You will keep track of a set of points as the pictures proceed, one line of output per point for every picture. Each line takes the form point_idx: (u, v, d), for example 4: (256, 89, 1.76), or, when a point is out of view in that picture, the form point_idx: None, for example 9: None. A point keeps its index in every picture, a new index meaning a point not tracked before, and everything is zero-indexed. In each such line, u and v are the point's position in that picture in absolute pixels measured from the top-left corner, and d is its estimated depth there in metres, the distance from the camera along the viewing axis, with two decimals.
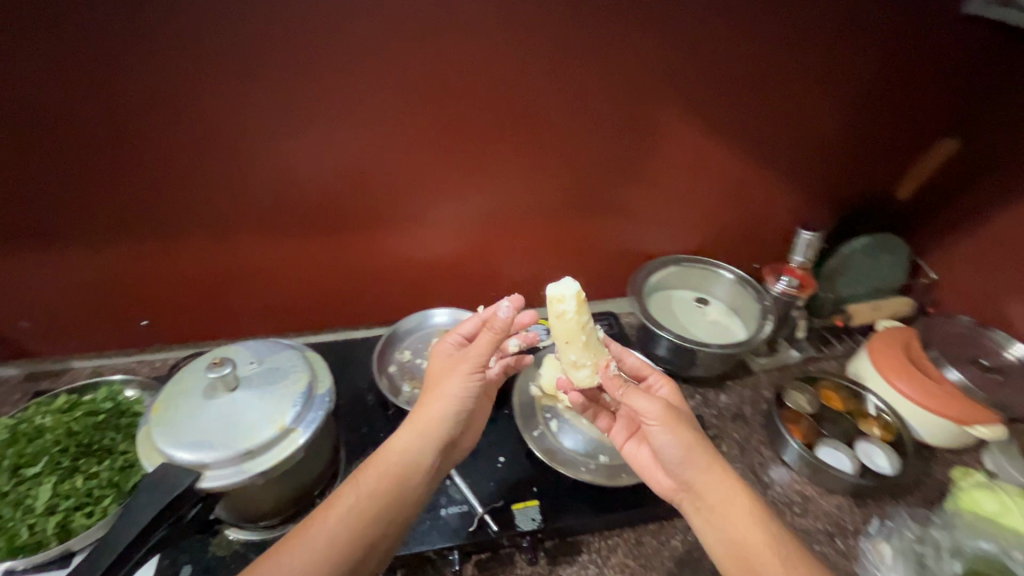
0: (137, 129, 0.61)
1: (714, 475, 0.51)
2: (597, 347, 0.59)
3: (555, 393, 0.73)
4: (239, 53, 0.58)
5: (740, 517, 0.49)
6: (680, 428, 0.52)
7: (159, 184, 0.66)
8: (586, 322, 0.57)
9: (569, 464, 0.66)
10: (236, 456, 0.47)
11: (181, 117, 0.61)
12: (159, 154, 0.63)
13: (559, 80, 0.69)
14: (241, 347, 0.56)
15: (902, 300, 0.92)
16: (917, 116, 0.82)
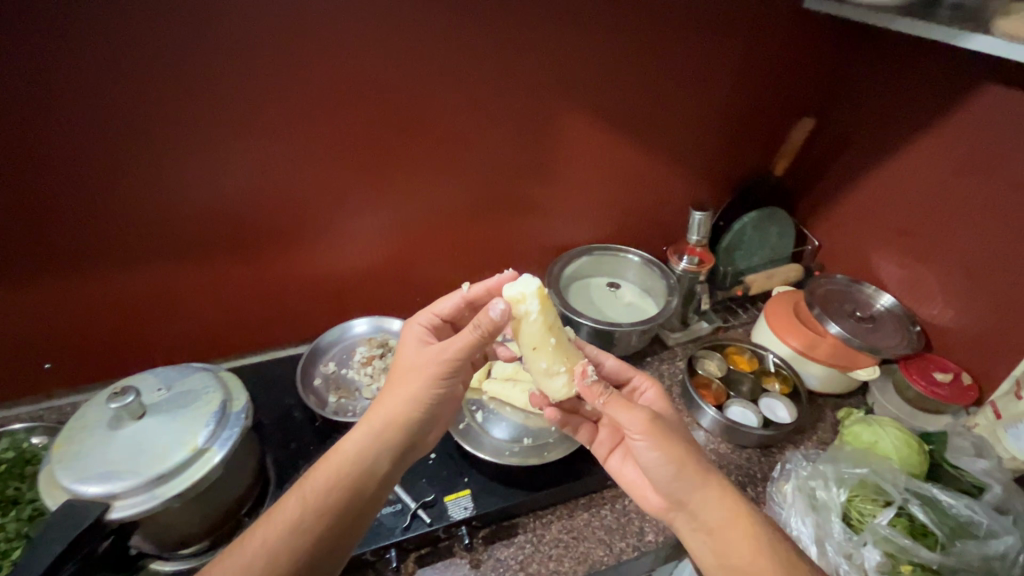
0: (14, 163, 0.59)
1: (706, 491, 0.51)
2: (568, 348, 0.63)
3: (480, 386, 0.76)
4: (118, 80, 0.58)
5: (738, 534, 0.49)
6: (668, 443, 0.53)
7: (47, 219, 0.64)
8: (551, 321, 0.61)
9: (495, 450, 0.69)
10: (148, 482, 0.47)
11: (63, 147, 0.60)
12: (42, 186, 0.61)
13: (451, 88, 0.72)
14: (148, 375, 0.55)
15: (792, 267, 1.00)
16: (783, 101, 0.92)
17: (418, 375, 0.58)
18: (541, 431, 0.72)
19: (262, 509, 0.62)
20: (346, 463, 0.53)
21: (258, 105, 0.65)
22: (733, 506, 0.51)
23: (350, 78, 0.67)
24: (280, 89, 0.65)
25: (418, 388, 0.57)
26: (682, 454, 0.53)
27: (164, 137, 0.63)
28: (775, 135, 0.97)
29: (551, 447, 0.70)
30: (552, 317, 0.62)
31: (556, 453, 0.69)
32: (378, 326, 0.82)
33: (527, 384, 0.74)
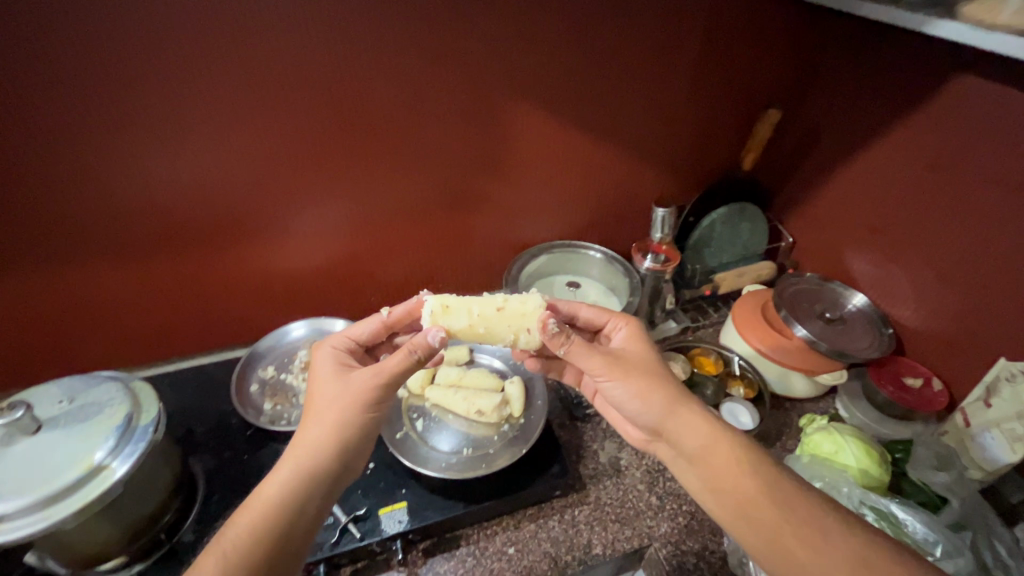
0: None
1: (673, 413, 0.52)
2: (507, 307, 0.60)
3: (422, 392, 0.73)
4: (17, 74, 0.54)
5: (716, 453, 0.49)
6: (632, 377, 0.54)
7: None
8: (466, 307, 0.59)
9: (432, 462, 0.66)
10: (34, 503, 0.44)
11: None
12: None
13: (391, 82, 0.68)
14: (52, 387, 0.52)
15: (764, 264, 0.97)
16: (753, 93, 0.88)
17: (345, 402, 0.51)
18: (484, 440, 0.69)
19: (184, 525, 0.59)
20: (277, 498, 0.45)
21: (178, 101, 0.61)
22: (709, 427, 0.51)
23: (279, 71, 0.63)
24: (201, 83, 0.60)
25: (348, 418, 0.50)
26: (646, 382, 0.53)
27: (73, 136, 0.59)
28: (746, 129, 0.92)
29: (491, 458, 0.67)
30: (464, 304, 0.60)
31: (497, 464, 0.66)
32: (318, 328, 0.79)
33: (468, 392, 0.70)
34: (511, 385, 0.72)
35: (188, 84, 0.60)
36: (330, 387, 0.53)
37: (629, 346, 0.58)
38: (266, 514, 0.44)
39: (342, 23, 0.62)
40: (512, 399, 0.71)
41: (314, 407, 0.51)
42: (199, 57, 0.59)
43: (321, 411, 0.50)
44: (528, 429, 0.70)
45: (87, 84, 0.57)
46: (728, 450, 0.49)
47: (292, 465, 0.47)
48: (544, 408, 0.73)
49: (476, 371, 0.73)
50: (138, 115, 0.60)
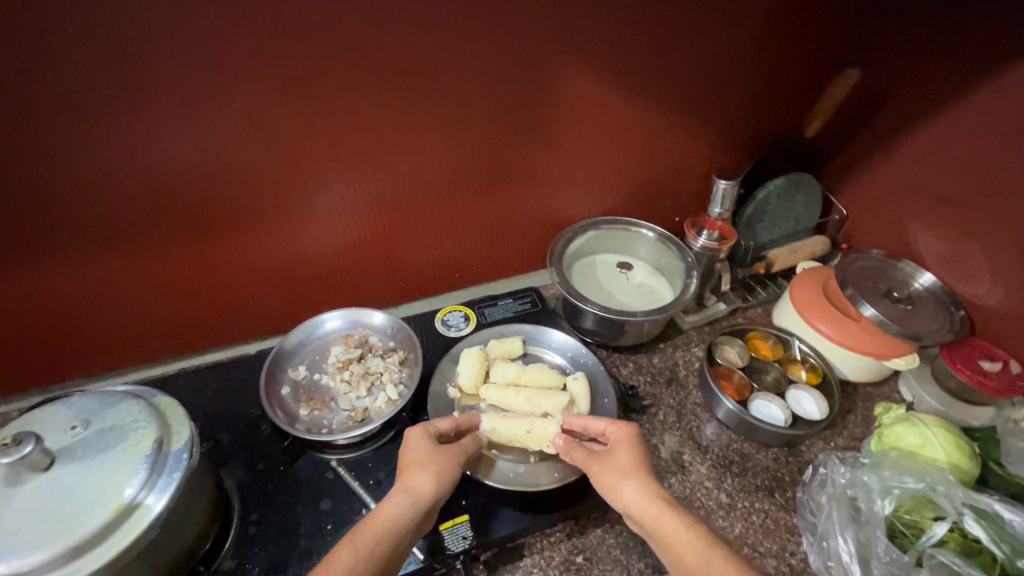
0: None
1: (641, 508, 0.49)
2: (535, 430, 0.59)
3: (476, 392, 0.65)
4: None
5: (682, 549, 0.46)
6: (604, 471, 0.53)
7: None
8: (505, 426, 0.59)
9: (498, 473, 0.60)
10: (57, 556, 0.37)
11: None
12: None
13: (428, 35, 0.57)
14: (61, 409, 0.44)
15: (819, 240, 0.91)
16: (818, 49, 0.79)
17: (449, 454, 0.54)
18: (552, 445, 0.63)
19: (224, 549, 0.53)
20: (388, 522, 0.47)
21: (175, 59, 0.50)
22: (678, 521, 0.47)
23: (292, 16, 0.51)
24: (198, 34, 0.49)
25: (448, 469, 0.53)
26: (619, 482, 0.51)
27: (50, 106, 0.49)
28: (805, 90, 0.84)
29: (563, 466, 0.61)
30: (503, 419, 0.60)
31: (569, 474, 0.59)
32: (354, 319, 0.71)
33: (531, 391, 0.63)
34: (574, 381, 0.65)
35: (183, 35, 0.49)
36: (425, 443, 0.54)
37: (618, 446, 0.54)
38: (384, 533, 0.46)
39: None
40: (578, 397, 0.64)
41: (411, 459, 0.52)
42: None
43: (425, 463, 0.52)
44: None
45: (63, 39, 0.46)
46: (683, 546, 0.46)
47: (402, 493, 0.49)
48: (611, 406, 0.66)
49: (533, 370, 0.65)
50: (126, 78, 0.50)
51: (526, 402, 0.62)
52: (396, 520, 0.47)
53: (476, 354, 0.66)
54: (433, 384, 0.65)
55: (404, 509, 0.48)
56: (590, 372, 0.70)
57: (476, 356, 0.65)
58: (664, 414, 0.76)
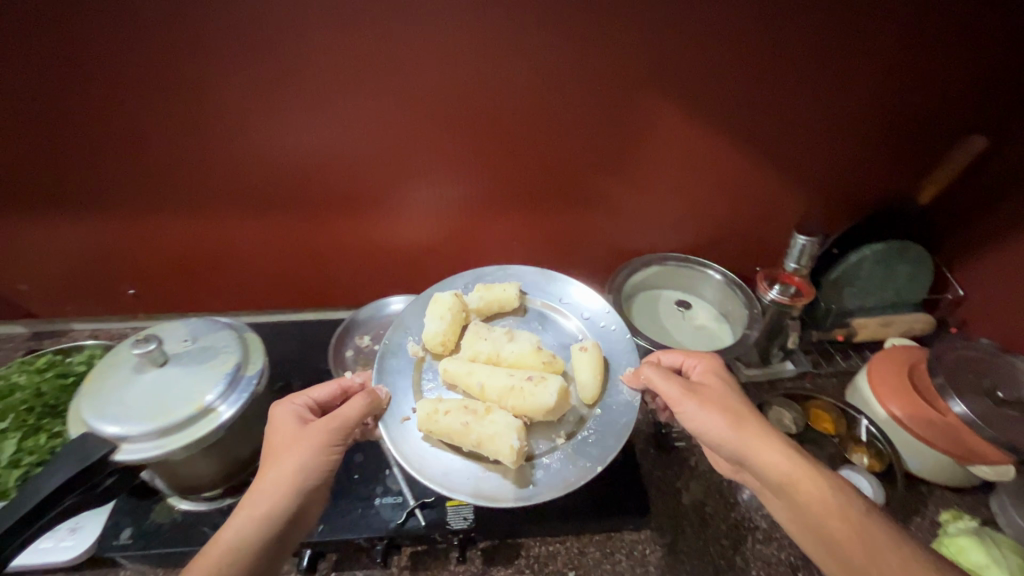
0: (96, 106, 0.64)
1: (732, 438, 0.52)
2: (485, 438, 0.55)
3: (440, 350, 0.66)
4: (186, 43, 0.59)
5: (799, 478, 0.49)
6: (706, 406, 0.55)
7: (116, 159, 0.69)
8: (446, 426, 0.57)
9: (445, 477, 0.56)
10: (152, 432, 0.49)
11: (138, 101, 0.64)
12: (117, 130, 0.66)
13: (515, 71, 0.65)
14: (180, 325, 0.58)
15: (918, 317, 0.83)
16: (943, 111, 0.72)
17: (303, 440, 0.52)
18: (538, 446, 0.59)
19: None
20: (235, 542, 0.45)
21: (308, 73, 0.63)
22: (792, 457, 0.50)
23: (401, 38, 0.61)
24: (328, 49, 0.61)
25: (309, 451, 0.51)
26: (716, 411, 0.54)
27: (216, 96, 0.64)
28: (924, 153, 0.76)
29: (548, 475, 0.56)
30: (443, 416, 0.57)
31: (549, 492, 0.54)
32: None
33: (506, 377, 0.61)
34: (582, 352, 0.63)
35: (315, 51, 0.61)
36: (291, 429, 0.53)
37: (709, 378, 0.59)
38: (230, 553, 0.45)
39: (474, 7, 0.59)
40: (580, 371, 0.62)
41: (275, 449, 0.52)
42: (328, 19, 0.59)
43: (290, 448, 0.51)
44: (607, 430, 0.59)
45: (231, 43, 0.60)
46: (792, 478, 0.49)
47: (251, 506, 0.47)
48: (628, 398, 0.61)
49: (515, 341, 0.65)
50: (271, 85, 0.64)
51: (501, 389, 0.60)
52: (266, 513, 0.47)
53: (448, 302, 0.67)
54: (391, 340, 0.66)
55: (274, 500, 0.48)
56: (606, 338, 0.68)
57: (446, 305, 0.66)
58: (696, 461, 0.74)
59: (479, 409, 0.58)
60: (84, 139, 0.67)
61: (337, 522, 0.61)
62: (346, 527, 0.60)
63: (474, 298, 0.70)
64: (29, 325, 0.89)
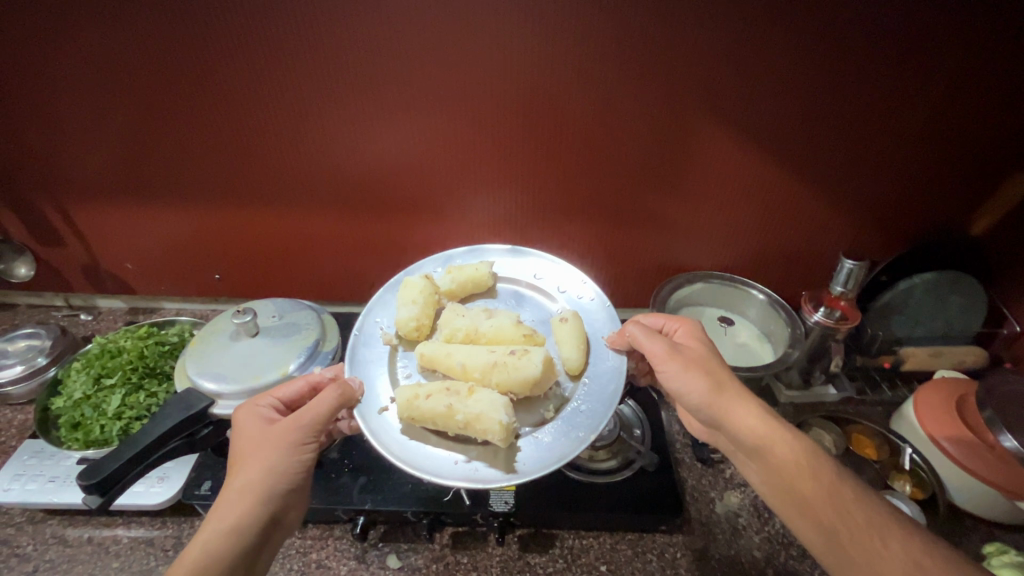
0: (210, 110, 0.74)
1: (711, 400, 0.55)
2: (472, 419, 0.57)
3: (414, 335, 0.69)
4: (291, 59, 0.69)
5: (772, 438, 0.51)
6: (689, 370, 0.57)
7: (220, 157, 0.79)
8: (430, 409, 0.59)
9: (433, 462, 0.58)
10: (243, 391, 0.56)
11: (245, 107, 0.73)
12: (224, 132, 0.76)
13: (576, 92, 0.71)
14: (269, 302, 0.66)
15: (970, 349, 0.82)
16: (999, 144, 0.72)
17: (274, 443, 0.49)
18: (524, 423, 0.62)
19: (331, 444, 0.72)
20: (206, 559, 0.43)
21: (391, 88, 0.71)
22: (767, 420, 0.52)
23: (476, 60, 0.68)
24: (410, 68, 0.69)
25: (281, 454, 0.49)
26: (697, 373, 0.56)
27: (310, 106, 0.73)
28: (979, 186, 0.77)
29: (542, 447, 0.59)
30: (425, 400, 0.59)
31: (536, 470, 0.56)
32: None
33: (488, 358, 0.63)
34: (562, 323, 0.67)
35: (399, 70, 0.69)
36: (258, 431, 0.50)
37: (691, 342, 0.61)
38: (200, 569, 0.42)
39: (543, 34, 0.66)
40: (563, 344, 0.66)
41: (244, 450, 0.49)
42: (414, 42, 0.67)
43: (257, 454, 0.49)
44: (596, 397, 0.63)
45: (329, 61, 0.69)
46: (767, 439, 0.51)
47: (221, 516, 0.45)
48: (610, 364, 0.66)
49: (492, 318, 0.70)
50: (358, 98, 0.72)
51: (484, 368, 0.63)
52: (236, 521, 0.45)
53: (419, 286, 0.71)
54: (361, 331, 0.69)
55: (243, 508, 0.46)
56: (585, 309, 0.73)
57: (418, 289, 0.70)
58: (731, 473, 0.76)
59: (461, 390, 0.60)
60: (195, 141, 0.77)
61: (390, 494, 0.66)
62: (395, 499, 0.66)
63: (446, 281, 0.74)
64: (128, 301, 1.01)
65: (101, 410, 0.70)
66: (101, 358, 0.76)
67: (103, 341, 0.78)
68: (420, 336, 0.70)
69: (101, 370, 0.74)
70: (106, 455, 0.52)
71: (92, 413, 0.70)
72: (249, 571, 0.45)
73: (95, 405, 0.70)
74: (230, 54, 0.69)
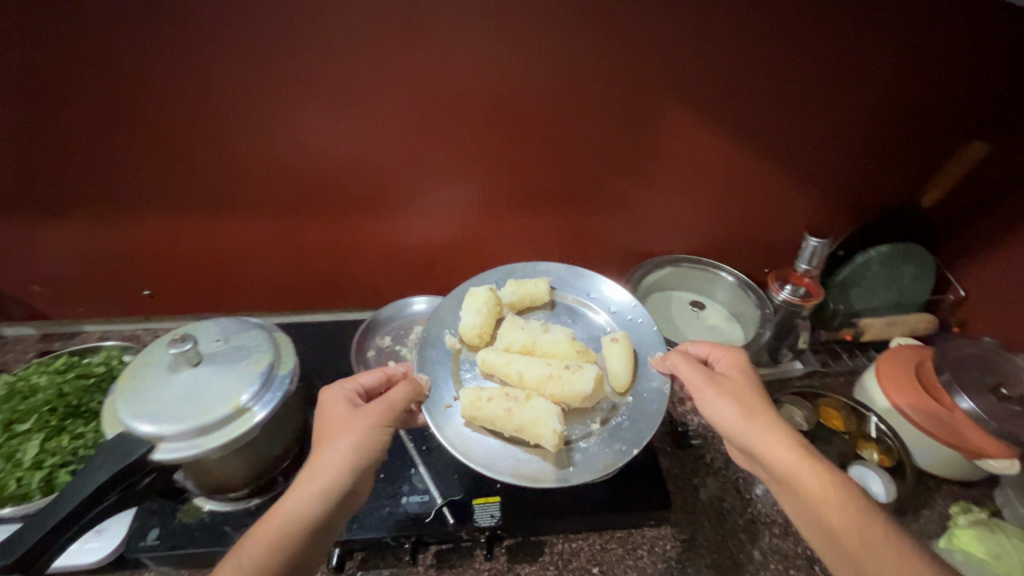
0: (117, 105, 0.64)
1: (754, 435, 0.53)
2: (528, 423, 0.56)
3: (478, 342, 0.67)
4: (211, 44, 0.60)
5: (813, 480, 0.50)
6: (726, 401, 0.56)
7: (136, 159, 0.69)
8: (489, 412, 0.58)
9: (491, 457, 0.57)
10: (189, 431, 0.49)
11: (160, 101, 0.64)
12: (137, 130, 0.66)
13: (536, 76, 0.66)
14: (211, 325, 0.58)
15: (922, 317, 0.85)
16: (946, 117, 0.74)
17: (357, 425, 0.53)
18: (574, 431, 0.60)
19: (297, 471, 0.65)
20: (290, 524, 0.47)
21: (331, 75, 0.63)
22: (808, 460, 0.51)
23: (425, 41, 0.62)
24: (351, 52, 0.62)
25: (358, 438, 0.52)
26: (736, 405, 0.55)
27: (239, 98, 0.64)
28: (927, 159, 0.79)
29: (587, 456, 0.58)
30: (487, 403, 0.58)
31: (581, 475, 0.56)
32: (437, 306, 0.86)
33: (541, 369, 0.62)
34: (612, 343, 0.65)
35: (340, 54, 0.62)
36: (341, 414, 0.54)
37: (732, 372, 0.59)
38: (286, 531, 0.47)
39: (497, 12, 0.60)
40: (611, 359, 0.64)
41: (324, 434, 0.53)
42: (353, 21, 0.59)
43: (340, 431, 0.52)
44: (639, 416, 0.61)
45: (256, 46, 0.60)
46: (806, 481, 0.50)
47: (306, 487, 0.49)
48: (659, 385, 0.63)
49: (549, 331, 0.68)
50: (294, 88, 0.64)
51: (540, 377, 0.62)
52: (318, 493, 0.49)
53: (483, 295, 0.68)
54: (429, 331, 0.68)
55: (328, 476, 0.50)
56: (635, 330, 0.69)
57: (483, 299, 0.68)
58: (712, 458, 0.75)
59: (520, 395, 0.59)
60: (106, 141, 0.67)
61: (365, 520, 0.61)
62: (372, 525, 0.61)
63: (508, 293, 0.71)
64: (39, 327, 0.89)
65: (16, 461, 0.60)
66: (11, 400, 0.66)
67: (12, 380, 0.68)
68: (482, 344, 0.68)
69: (11, 414, 0.64)
70: (26, 523, 0.45)
71: (5, 465, 0.60)
72: (323, 539, 0.49)
73: (8, 457, 0.61)
74: (137, 39, 0.58)
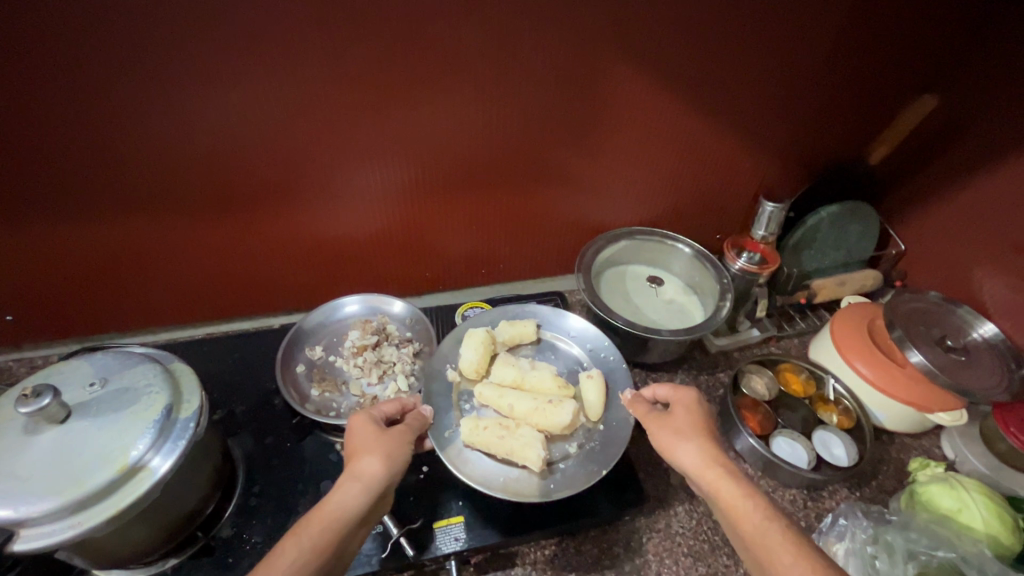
0: None
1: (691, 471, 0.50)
2: (516, 448, 0.55)
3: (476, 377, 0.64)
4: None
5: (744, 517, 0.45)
6: (664, 440, 0.54)
7: None
8: (485, 440, 0.56)
9: (488, 476, 0.55)
10: (60, 509, 0.38)
11: None
12: None
13: (465, 34, 0.56)
14: (85, 366, 0.47)
15: (868, 274, 0.86)
16: (893, 69, 0.72)
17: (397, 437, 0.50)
18: (555, 452, 0.59)
19: (223, 518, 0.56)
20: (338, 517, 0.43)
21: (209, 38, 0.50)
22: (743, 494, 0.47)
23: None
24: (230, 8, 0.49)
25: (397, 451, 0.49)
26: (677, 441, 0.52)
27: (88, 71, 0.50)
28: (872, 113, 0.77)
29: (564, 476, 0.56)
30: (483, 431, 0.56)
31: (562, 491, 0.55)
32: (374, 306, 0.77)
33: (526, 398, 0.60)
34: (588, 378, 0.62)
35: (215, 11, 0.49)
36: (372, 431, 0.50)
37: (678, 407, 0.56)
38: (331, 523, 0.42)
39: None
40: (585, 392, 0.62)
41: (358, 444, 0.49)
42: None
43: (377, 445, 0.48)
44: (610, 440, 0.60)
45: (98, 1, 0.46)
46: (740, 514, 0.46)
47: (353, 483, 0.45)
48: (627, 415, 0.62)
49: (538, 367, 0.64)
50: (162, 56, 0.51)
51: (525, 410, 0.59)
52: (365, 489, 0.45)
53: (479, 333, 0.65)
54: (432, 364, 0.64)
55: (375, 477, 0.46)
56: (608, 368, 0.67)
57: (480, 338, 0.65)
58: None
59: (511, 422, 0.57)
60: None
61: None
62: None
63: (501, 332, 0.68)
64: None
65: None
66: None
67: None
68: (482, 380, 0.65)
69: None
70: None
71: None
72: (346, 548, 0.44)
73: None
74: None
